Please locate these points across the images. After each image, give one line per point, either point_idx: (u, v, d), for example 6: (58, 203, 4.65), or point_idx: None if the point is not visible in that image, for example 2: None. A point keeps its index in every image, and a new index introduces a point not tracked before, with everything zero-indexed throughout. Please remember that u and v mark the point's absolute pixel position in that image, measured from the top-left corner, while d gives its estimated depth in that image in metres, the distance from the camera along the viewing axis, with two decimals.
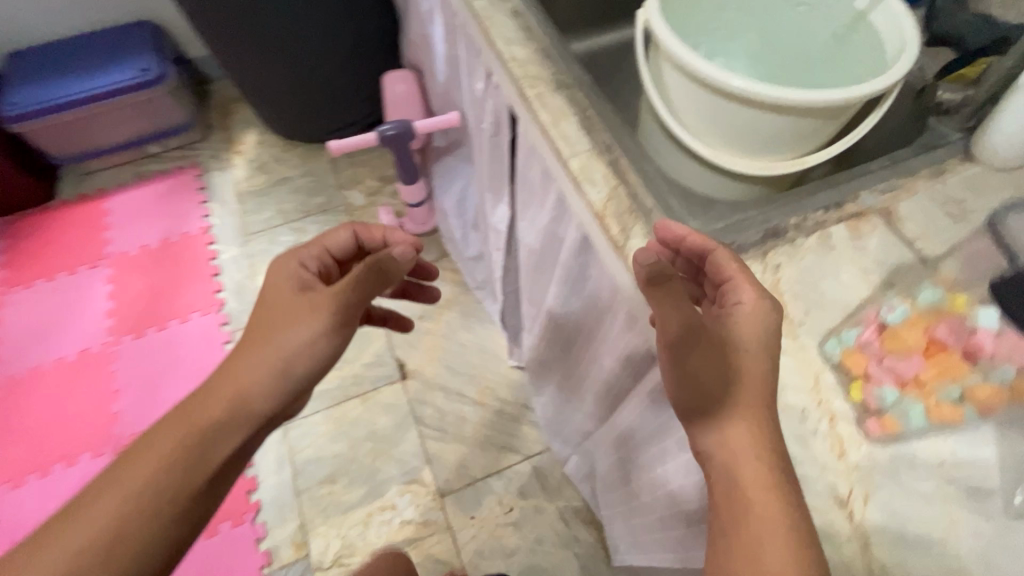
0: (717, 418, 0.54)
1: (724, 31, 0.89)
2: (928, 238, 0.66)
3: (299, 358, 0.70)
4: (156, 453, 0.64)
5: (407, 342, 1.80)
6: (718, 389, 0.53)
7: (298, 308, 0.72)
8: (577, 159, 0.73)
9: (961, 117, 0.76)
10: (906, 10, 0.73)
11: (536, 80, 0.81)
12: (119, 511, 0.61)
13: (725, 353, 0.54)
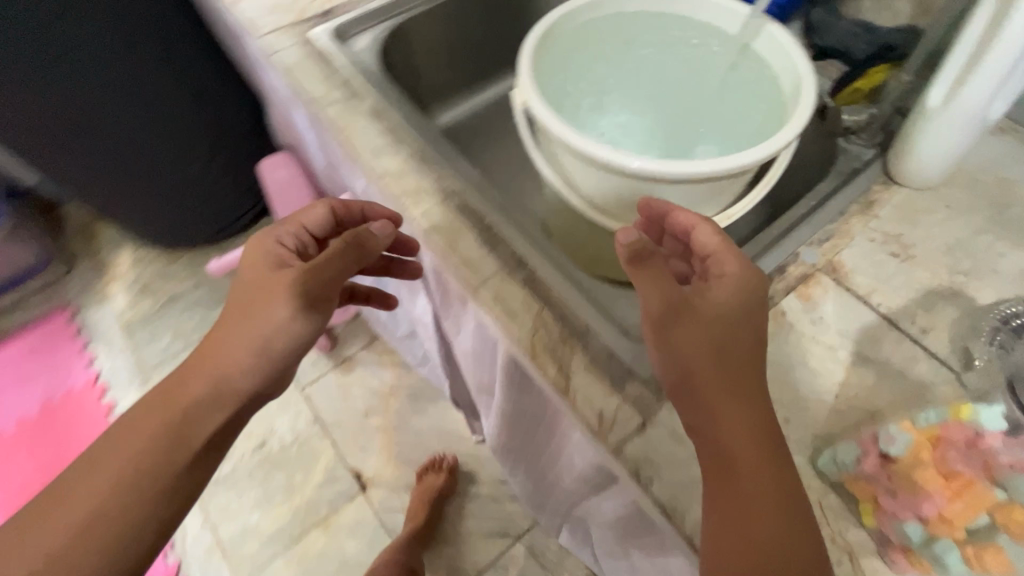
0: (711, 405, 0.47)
1: (599, 79, 0.78)
2: (880, 289, 0.60)
3: (276, 340, 0.57)
4: (148, 437, 0.54)
5: (358, 447, 1.62)
6: (707, 360, 0.48)
7: (281, 290, 0.58)
8: (486, 286, 0.62)
9: (869, 134, 0.72)
10: (791, 42, 0.67)
11: (416, 193, 0.69)
12: (105, 471, 0.53)
13: (707, 321, 0.50)
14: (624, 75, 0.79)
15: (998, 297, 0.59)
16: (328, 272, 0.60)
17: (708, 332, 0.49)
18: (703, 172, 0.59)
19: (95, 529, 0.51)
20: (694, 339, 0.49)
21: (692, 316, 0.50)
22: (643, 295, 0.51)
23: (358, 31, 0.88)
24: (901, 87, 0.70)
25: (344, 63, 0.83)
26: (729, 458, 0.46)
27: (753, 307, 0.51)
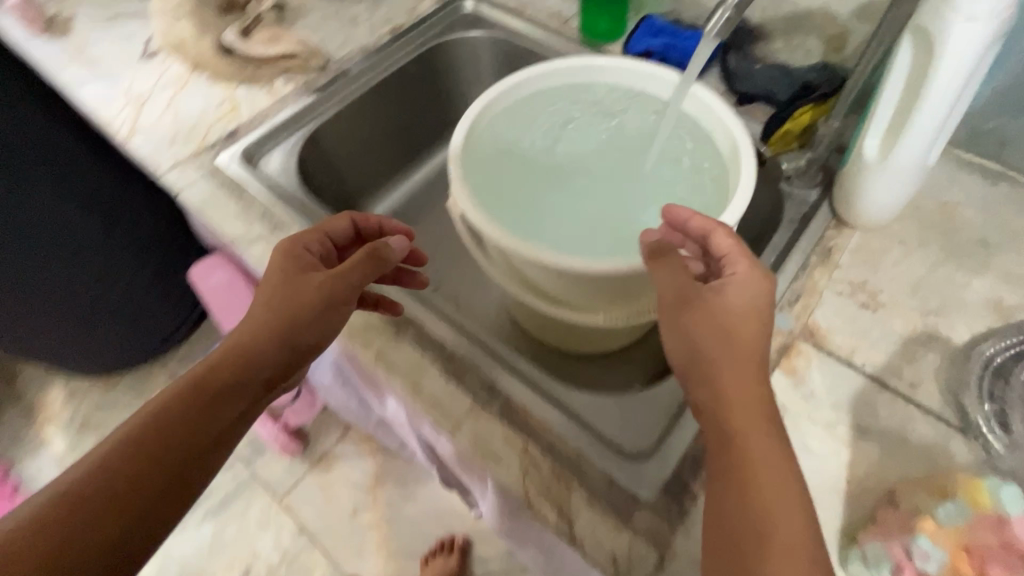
0: (720, 391, 0.44)
1: (526, 167, 0.77)
2: (860, 347, 0.59)
3: (312, 335, 0.53)
4: (157, 434, 0.45)
5: (354, 551, 1.50)
6: (716, 347, 0.45)
7: (307, 297, 0.54)
8: (463, 427, 0.57)
9: (810, 175, 0.71)
10: (717, 100, 0.67)
11: (365, 330, 0.63)
12: (86, 484, 0.41)
13: (721, 315, 0.47)
14: (550, 158, 0.78)
15: (973, 333, 0.58)
16: (351, 278, 0.56)
17: (715, 319, 0.47)
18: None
19: (75, 509, 0.40)
20: (701, 327, 0.47)
21: (701, 306, 0.48)
22: (658, 280, 0.50)
23: (269, 150, 0.82)
24: (829, 132, 0.68)
25: (258, 190, 0.77)
26: (744, 455, 0.41)
27: (760, 312, 0.47)
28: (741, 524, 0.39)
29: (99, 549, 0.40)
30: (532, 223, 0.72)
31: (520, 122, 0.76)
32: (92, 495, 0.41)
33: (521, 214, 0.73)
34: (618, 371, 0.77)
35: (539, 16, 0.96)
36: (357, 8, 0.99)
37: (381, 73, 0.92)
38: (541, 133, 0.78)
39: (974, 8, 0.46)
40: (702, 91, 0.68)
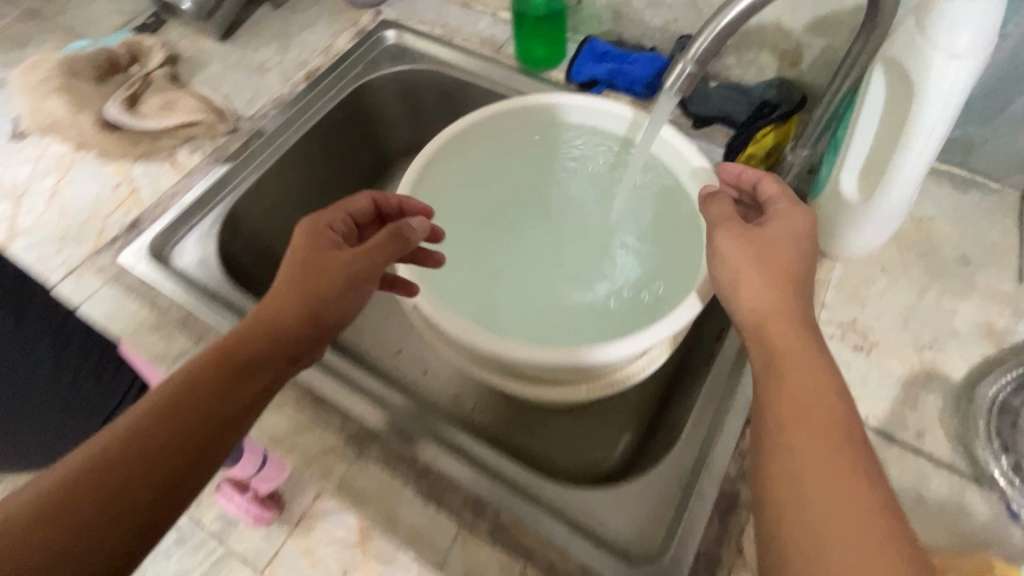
0: (750, 295, 0.45)
1: (489, 241, 0.76)
2: (861, 398, 0.55)
3: (334, 312, 0.49)
4: (180, 404, 0.40)
5: None
6: (742, 260, 0.47)
7: (331, 272, 0.49)
8: (450, 560, 0.50)
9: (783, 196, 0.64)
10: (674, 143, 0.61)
11: (322, 454, 0.55)
12: (109, 455, 0.37)
13: (764, 239, 0.48)
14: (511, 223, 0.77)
15: (970, 366, 0.56)
16: (375, 257, 0.51)
17: (750, 241, 0.47)
18: (640, 349, 0.51)
19: (90, 488, 0.36)
20: (732, 245, 0.48)
21: (737, 228, 0.49)
22: (710, 212, 0.52)
23: (181, 239, 0.71)
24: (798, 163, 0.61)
25: (175, 294, 0.66)
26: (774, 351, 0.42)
27: (803, 243, 0.48)
28: (775, 409, 0.39)
29: (119, 528, 0.36)
30: (515, 311, 0.75)
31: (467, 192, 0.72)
32: (112, 471, 0.37)
33: (500, 303, 0.74)
34: (598, 433, 0.72)
35: (469, 44, 0.87)
36: (263, 52, 0.88)
37: (301, 128, 0.81)
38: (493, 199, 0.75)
39: (957, 45, 0.41)
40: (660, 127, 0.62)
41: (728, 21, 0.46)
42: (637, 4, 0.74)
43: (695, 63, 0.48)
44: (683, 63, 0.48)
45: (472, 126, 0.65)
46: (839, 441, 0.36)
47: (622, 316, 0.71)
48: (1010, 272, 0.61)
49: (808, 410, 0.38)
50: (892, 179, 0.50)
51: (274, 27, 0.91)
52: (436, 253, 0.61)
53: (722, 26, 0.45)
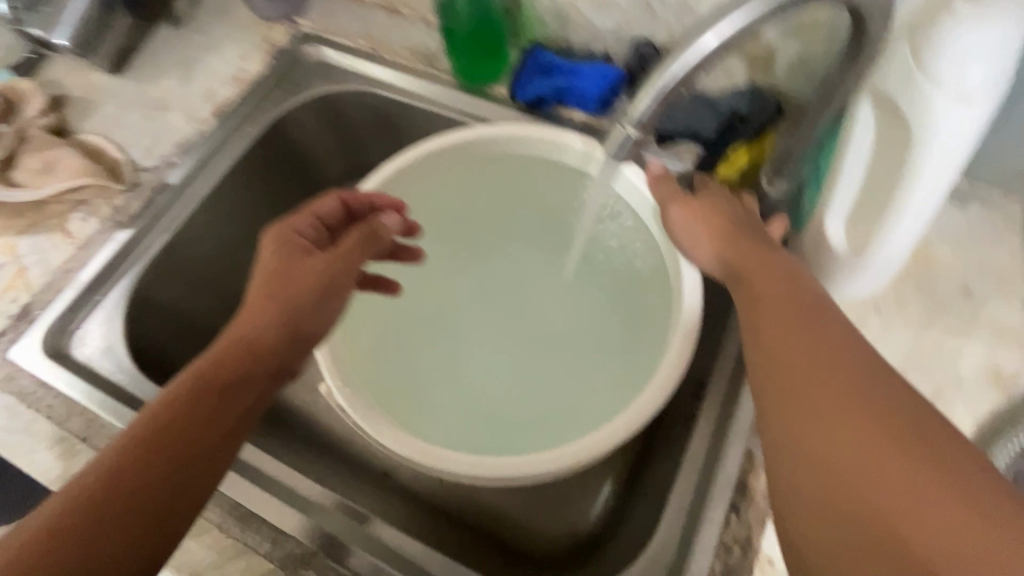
0: (708, 250, 0.46)
1: (440, 331, 0.70)
2: None
3: (314, 321, 0.47)
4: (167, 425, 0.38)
5: None
6: (696, 221, 0.47)
7: (307, 281, 0.48)
8: None
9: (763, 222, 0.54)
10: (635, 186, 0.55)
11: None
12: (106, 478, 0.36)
13: (713, 220, 0.46)
14: (458, 284, 0.71)
15: (977, 422, 0.50)
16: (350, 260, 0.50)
17: (702, 216, 0.47)
18: (589, 459, 0.47)
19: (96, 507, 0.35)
20: (683, 214, 0.49)
21: (686, 200, 0.49)
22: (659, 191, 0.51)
23: (81, 324, 0.63)
24: (773, 194, 0.52)
25: (72, 396, 0.58)
26: (734, 269, 0.42)
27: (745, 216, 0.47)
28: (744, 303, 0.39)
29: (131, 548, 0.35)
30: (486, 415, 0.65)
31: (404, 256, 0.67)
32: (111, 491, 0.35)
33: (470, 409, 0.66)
34: (578, 490, 0.69)
35: (397, 57, 0.75)
36: (164, 84, 0.76)
37: (213, 175, 0.71)
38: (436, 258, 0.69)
39: (966, 85, 0.34)
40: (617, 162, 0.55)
41: (669, 83, 0.37)
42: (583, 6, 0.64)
43: (636, 125, 0.41)
44: (621, 129, 0.41)
45: (399, 178, 0.60)
46: (813, 319, 0.35)
47: (594, 396, 0.62)
48: (1017, 302, 0.54)
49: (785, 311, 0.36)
50: (887, 233, 0.42)
51: (175, 52, 0.79)
52: (415, 249, 0.62)
53: (662, 89, 0.38)
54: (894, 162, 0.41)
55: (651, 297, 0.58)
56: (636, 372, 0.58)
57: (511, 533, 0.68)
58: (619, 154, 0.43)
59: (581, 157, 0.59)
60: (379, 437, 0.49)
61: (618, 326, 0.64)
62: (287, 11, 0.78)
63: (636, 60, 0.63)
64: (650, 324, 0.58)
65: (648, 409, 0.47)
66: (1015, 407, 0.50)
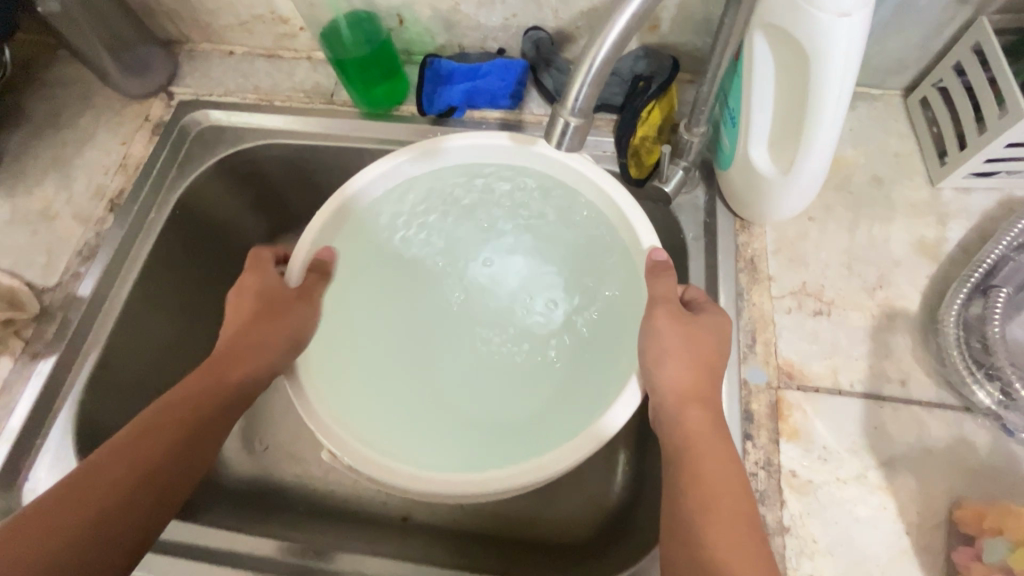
0: (681, 368, 0.47)
1: (403, 345, 0.65)
2: (840, 365, 0.53)
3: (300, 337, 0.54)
4: (184, 406, 0.47)
5: None
6: (675, 336, 0.48)
7: (288, 307, 0.54)
8: None
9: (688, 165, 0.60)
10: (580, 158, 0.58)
11: None
12: (102, 468, 0.41)
13: (694, 350, 0.48)
14: (410, 296, 0.67)
15: (921, 291, 0.55)
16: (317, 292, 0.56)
17: (685, 335, 0.48)
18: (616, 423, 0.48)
19: (84, 506, 0.39)
20: (670, 322, 0.49)
21: (675, 311, 0.49)
22: (652, 286, 0.51)
23: (28, 476, 0.56)
24: (696, 141, 0.57)
25: None
26: (700, 355, 0.48)
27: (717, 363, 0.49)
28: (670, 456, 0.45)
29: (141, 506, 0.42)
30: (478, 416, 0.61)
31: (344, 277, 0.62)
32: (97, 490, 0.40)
33: (461, 417, 0.61)
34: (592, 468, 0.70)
35: (291, 101, 0.72)
36: (41, 193, 0.69)
37: (129, 275, 0.65)
38: (382, 275, 0.65)
39: (842, 2, 0.37)
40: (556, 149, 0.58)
41: (602, 62, 0.35)
42: (466, 9, 0.64)
43: (578, 113, 0.38)
44: (563, 121, 0.37)
45: (343, 207, 0.59)
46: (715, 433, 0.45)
47: (581, 367, 0.60)
48: (920, 177, 0.60)
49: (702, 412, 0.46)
50: (807, 152, 0.45)
51: (44, 155, 0.71)
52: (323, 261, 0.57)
53: (596, 70, 0.35)
54: (796, 85, 0.44)
55: (612, 258, 0.60)
56: (620, 334, 0.58)
57: (541, 529, 0.68)
58: (568, 147, 0.39)
59: (518, 152, 0.60)
60: (395, 484, 0.48)
61: (583, 297, 0.63)
62: (159, 84, 0.74)
63: (532, 48, 0.65)
64: (617, 287, 0.60)
65: (598, 439, 0.47)
66: (947, 269, 0.56)
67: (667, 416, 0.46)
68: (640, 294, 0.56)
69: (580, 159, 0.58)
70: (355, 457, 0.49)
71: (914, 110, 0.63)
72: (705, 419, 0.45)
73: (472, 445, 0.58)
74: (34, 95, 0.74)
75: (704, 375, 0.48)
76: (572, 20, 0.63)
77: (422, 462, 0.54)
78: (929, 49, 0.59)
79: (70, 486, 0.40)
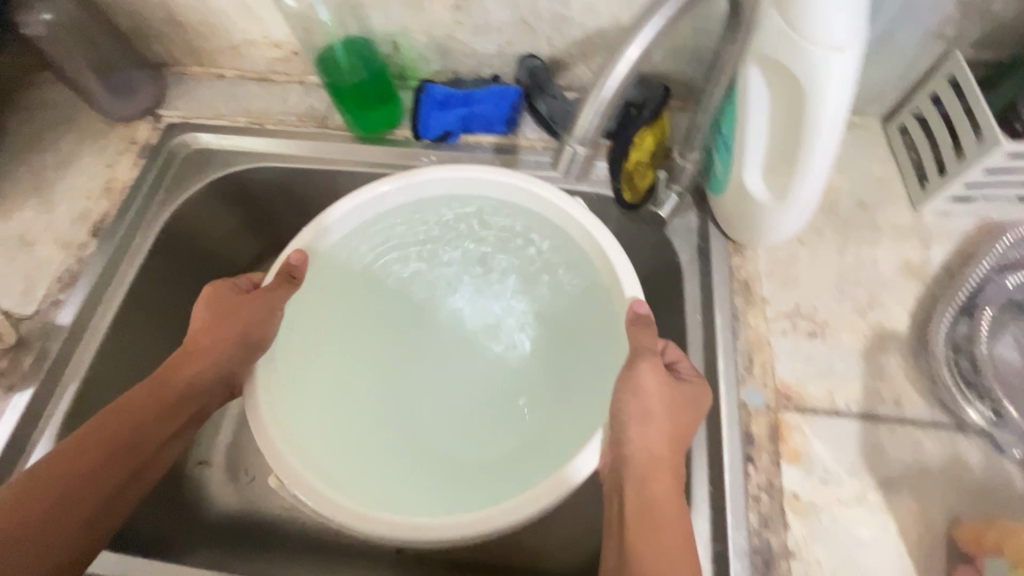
0: (655, 434, 0.46)
1: (375, 386, 0.65)
2: (835, 387, 0.54)
3: (255, 338, 0.55)
4: (136, 412, 0.50)
5: None
6: (658, 400, 0.48)
7: (243, 314, 0.55)
8: None
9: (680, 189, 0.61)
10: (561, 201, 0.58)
11: None
12: (56, 470, 0.45)
13: (665, 419, 0.47)
14: (388, 335, 0.67)
15: (910, 313, 0.57)
16: (273, 300, 0.55)
17: (661, 400, 0.48)
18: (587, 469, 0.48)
19: (36, 505, 0.43)
20: (657, 383, 0.48)
21: (660, 371, 0.49)
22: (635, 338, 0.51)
23: None
24: (690, 166, 0.58)
25: None
26: (674, 424, 0.48)
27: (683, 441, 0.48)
28: (628, 514, 0.43)
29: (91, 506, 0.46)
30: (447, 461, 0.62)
31: (319, 315, 0.62)
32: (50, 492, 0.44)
33: (429, 462, 0.61)
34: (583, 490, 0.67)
35: (283, 124, 0.71)
36: (20, 218, 0.66)
37: (112, 302, 0.63)
38: (358, 313, 0.65)
39: (835, 38, 0.38)
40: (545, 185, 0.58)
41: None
42: (461, 36, 0.64)
43: None
44: None
45: (325, 233, 0.59)
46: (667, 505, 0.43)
47: (557, 412, 0.61)
48: (903, 202, 0.62)
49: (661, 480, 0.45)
50: (802, 179, 0.46)
51: (24, 179, 0.69)
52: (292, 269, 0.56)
53: None
54: (790, 115, 0.45)
55: (592, 304, 0.59)
56: (597, 376, 0.58)
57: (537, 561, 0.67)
58: None
59: (504, 188, 0.60)
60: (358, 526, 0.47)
61: (555, 341, 0.65)
62: (147, 107, 0.72)
63: (527, 75, 0.66)
64: (597, 330, 0.59)
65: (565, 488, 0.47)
66: (932, 290, 0.58)
67: (637, 473, 0.45)
68: (620, 341, 0.55)
69: (567, 200, 0.58)
70: (320, 500, 0.47)
71: (893, 137, 0.65)
72: (666, 489, 0.44)
73: (441, 490, 0.58)
74: (14, 117, 0.72)
75: (672, 447, 0.47)
76: (565, 49, 0.64)
77: (390, 505, 0.53)
78: (906, 80, 0.61)
79: (28, 484, 0.44)
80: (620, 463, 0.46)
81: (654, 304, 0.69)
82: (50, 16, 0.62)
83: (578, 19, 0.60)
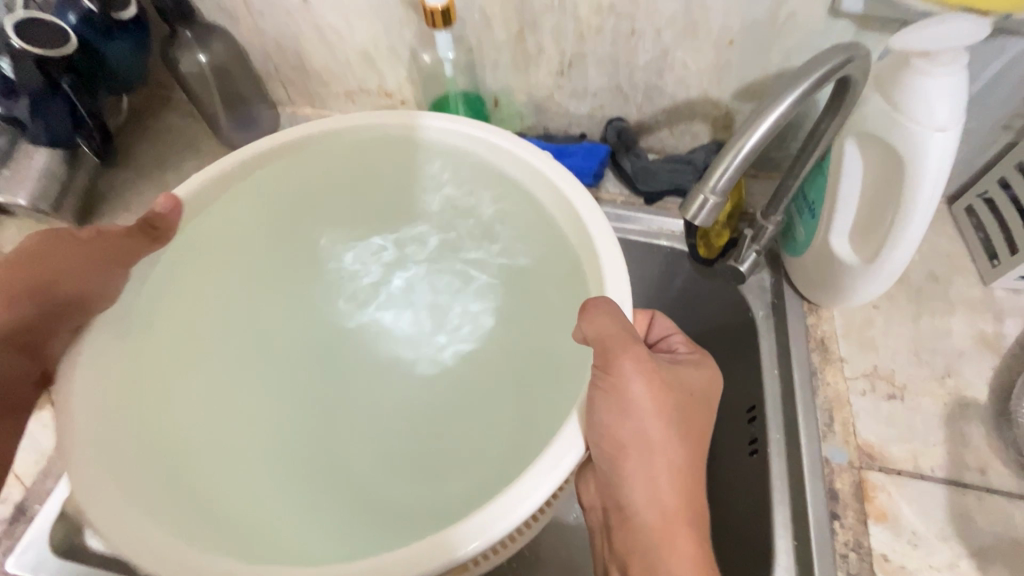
0: (651, 460, 0.44)
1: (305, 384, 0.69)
2: (919, 451, 0.54)
3: (68, 288, 0.47)
4: None
5: None
6: (647, 409, 0.43)
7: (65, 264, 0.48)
8: None
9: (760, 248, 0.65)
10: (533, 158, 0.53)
11: None
12: None
13: (654, 435, 0.44)
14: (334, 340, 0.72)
15: (989, 383, 0.58)
16: (115, 249, 0.49)
17: (653, 410, 0.44)
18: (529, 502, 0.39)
19: None
20: (644, 386, 0.43)
21: (648, 367, 0.44)
22: (593, 332, 0.44)
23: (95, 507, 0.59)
24: (771, 228, 0.62)
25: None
26: (667, 436, 0.44)
27: (696, 452, 0.46)
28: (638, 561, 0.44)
29: None
30: (331, 473, 0.66)
31: (245, 282, 0.62)
32: None
33: (329, 482, 0.64)
34: None
35: None
36: None
37: None
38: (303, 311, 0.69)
39: (938, 120, 0.43)
40: (514, 141, 0.55)
41: (746, 151, 0.41)
42: (559, 97, 0.71)
43: (717, 192, 0.42)
44: (705, 196, 0.42)
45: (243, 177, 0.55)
46: (673, 545, 0.43)
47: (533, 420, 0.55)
48: (972, 276, 0.65)
49: (672, 519, 0.44)
50: (895, 244, 0.50)
51: (146, 193, 0.75)
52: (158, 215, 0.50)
53: (741, 158, 0.41)
54: (885, 185, 0.49)
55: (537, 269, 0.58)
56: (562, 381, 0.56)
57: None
58: (702, 222, 0.43)
59: (468, 140, 0.56)
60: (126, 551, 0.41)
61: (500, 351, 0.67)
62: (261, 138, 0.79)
63: (615, 135, 0.72)
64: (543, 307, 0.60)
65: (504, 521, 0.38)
66: (1010, 362, 0.59)
67: (644, 522, 0.44)
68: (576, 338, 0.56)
69: (536, 153, 0.54)
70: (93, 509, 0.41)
71: (960, 215, 0.68)
72: (674, 526, 0.44)
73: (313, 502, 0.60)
74: (141, 139, 0.80)
75: (683, 467, 0.45)
76: (652, 114, 0.70)
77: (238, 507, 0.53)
78: (973, 165, 0.66)
79: None
80: (618, 506, 0.46)
81: (723, 356, 0.71)
82: (204, 58, 0.69)
83: (670, 90, 0.67)
